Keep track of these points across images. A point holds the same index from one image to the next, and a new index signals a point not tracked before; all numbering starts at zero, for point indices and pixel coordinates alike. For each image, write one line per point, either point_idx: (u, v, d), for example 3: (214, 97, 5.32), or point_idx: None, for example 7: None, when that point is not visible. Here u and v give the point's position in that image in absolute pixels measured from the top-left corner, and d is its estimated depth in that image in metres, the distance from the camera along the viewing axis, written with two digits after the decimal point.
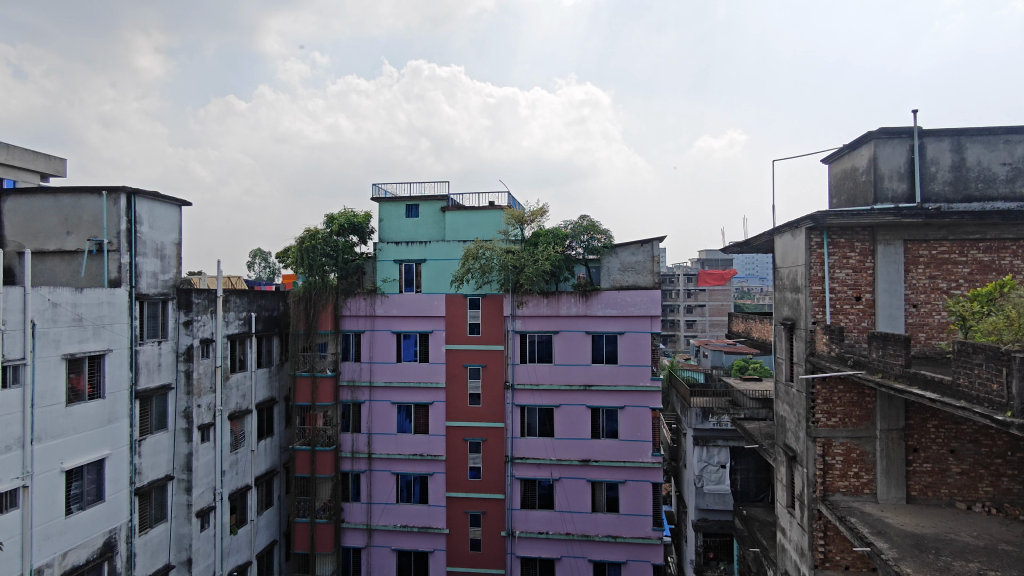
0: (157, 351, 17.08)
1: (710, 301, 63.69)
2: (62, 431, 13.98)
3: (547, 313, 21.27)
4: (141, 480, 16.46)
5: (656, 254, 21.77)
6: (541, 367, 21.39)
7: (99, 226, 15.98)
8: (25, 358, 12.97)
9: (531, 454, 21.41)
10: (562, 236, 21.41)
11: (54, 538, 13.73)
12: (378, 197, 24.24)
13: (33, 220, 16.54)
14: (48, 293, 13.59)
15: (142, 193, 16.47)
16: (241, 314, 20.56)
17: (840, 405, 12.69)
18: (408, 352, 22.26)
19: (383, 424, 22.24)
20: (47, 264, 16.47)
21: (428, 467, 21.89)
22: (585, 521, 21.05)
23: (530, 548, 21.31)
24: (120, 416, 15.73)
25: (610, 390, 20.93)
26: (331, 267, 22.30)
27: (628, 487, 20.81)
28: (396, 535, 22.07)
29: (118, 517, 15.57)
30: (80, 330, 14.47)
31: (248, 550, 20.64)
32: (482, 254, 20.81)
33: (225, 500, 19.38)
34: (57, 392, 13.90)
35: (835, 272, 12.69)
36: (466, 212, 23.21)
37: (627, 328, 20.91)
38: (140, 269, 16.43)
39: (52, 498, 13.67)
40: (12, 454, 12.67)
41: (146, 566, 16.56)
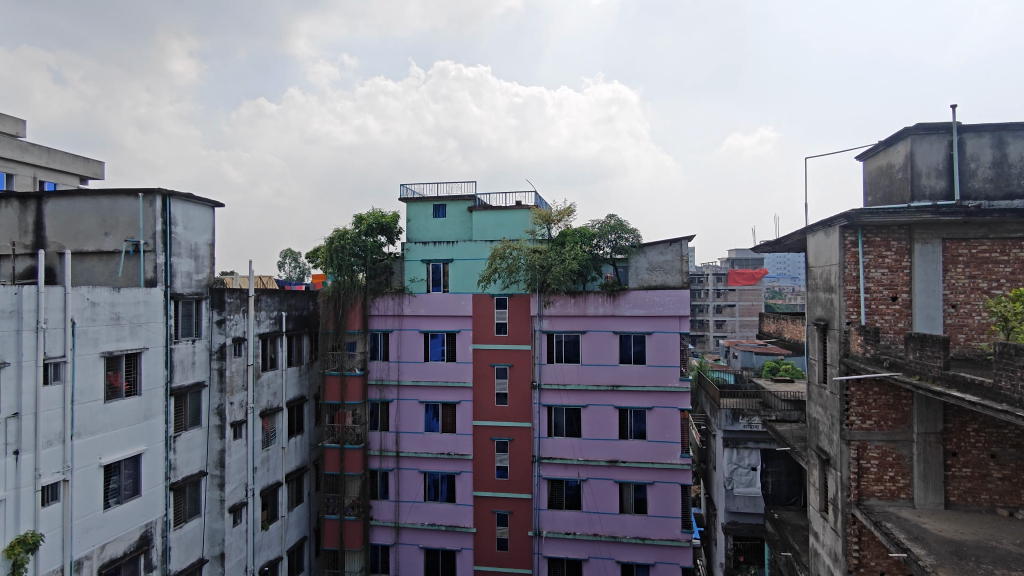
0: (192, 349, 17.43)
1: (740, 301, 62.82)
2: (100, 427, 14.34)
3: (574, 313, 21.20)
4: (176, 476, 16.82)
5: (685, 253, 21.52)
6: (568, 367, 21.32)
7: (136, 227, 16.36)
8: (66, 356, 13.34)
9: (558, 454, 21.37)
10: (589, 235, 21.33)
11: (94, 531, 14.11)
12: (406, 197, 24.43)
13: (73, 221, 17.01)
14: (87, 293, 13.95)
15: (177, 194, 16.82)
16: (272, 313, 20.88)
17: (875, 407, 12.41)
18: (435, 352, 22.37)
19: (411, 423, 22.39)
20: (86, 264, 16.93)
21: (455, 466, 21.99)
22: (612, 522, 20.93)
23: (557, 549, 21.25)
24: (155, 412, 16.09)
25: (638, 391, 20.79)
26: (359, 267, 22.54)
27: (656, 489, 20.64)
28: (424, 534, 22.21)
29: (153, 511, 15.95)
30: (117, 329, 14.85)
31: (280, 546, 20.99)
32: (509, 254, 20.90)
33: (257, 496, 19.71)
34: (96, 388, 14.27)
35: (870, 271, 12.42)
36: (493, 212, 23.24)
37: (655, 328, 20.72)
38: (175, 269, 16.80)
39: (91, 492, 14.05)
40: (53, 449, 13.06)
41: (181, 560, 16.91)
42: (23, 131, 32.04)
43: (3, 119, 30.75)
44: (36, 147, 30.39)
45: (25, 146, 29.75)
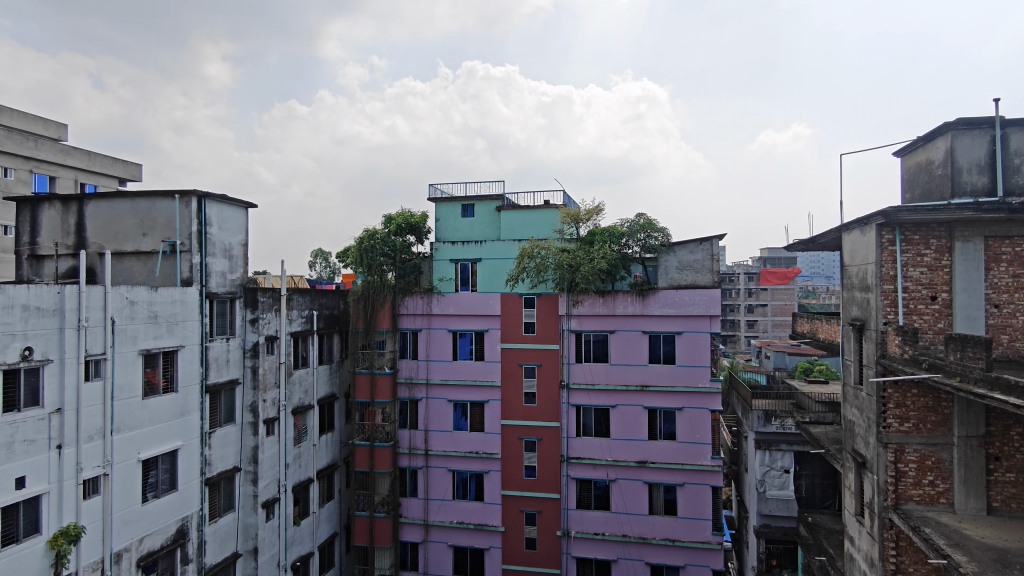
0: (226, 347, 17.78)
1: (772, 301, 61.82)
2: (139, 422, 14.72)
3: (602, 313, 21.09)
4: (211, 471, 17.19)
5: (716, 252, 21.22)
6: (596, 367, 21.21)
7: (173, 228, 16.76)
8: (106, 353, 13.72)
9: (587, 454, 21.28)
10: (618, 234, 21.21)
11: (133, 524, 14.49)
12: (434, 197, 24.58)
13: (112, 223, 17.46)
14: (126, 292, 14.31)
15: (212, 196, 17.16)
16: (303, 312, 21.17)
17: (914, 410, 12.09)
18: (464, 351, 22.44)
19: (440, 422, 22.52)
20: (125, 264, 17.38)
21: (483, 465, 22.06)
22: (642, 523, 20.77)
23: (586, 549, 21.18)
24: (191, 409, 16.45)
25: (668, 391, 20.59)
26: (389, 267, 22.76)
27: (686, 490, 20.43)
28: (453, 532, 22.34)
29: (189, 506, 16.31)
30: (155, 327, 15.23)
31: (311, 542, 21.30)
32: (537, 253, 20.91)
33: (289, 492, 20.04)
34: (135, 385, 14.64)
35: (908, 270, 12.10)
36: (521, 212, 23.23)
37: (685, 328, 20.50)
38: (210, 268, 17.14)
39: (130, 486, 14.43)
40: (94, 444, 13.44)
41: (215, 553, 17.29)
42: (65, 134, 33.13)
43: (46, 124, 31.85)
44: (73, 149, 31.25)
45: (62, 148, 30.55)
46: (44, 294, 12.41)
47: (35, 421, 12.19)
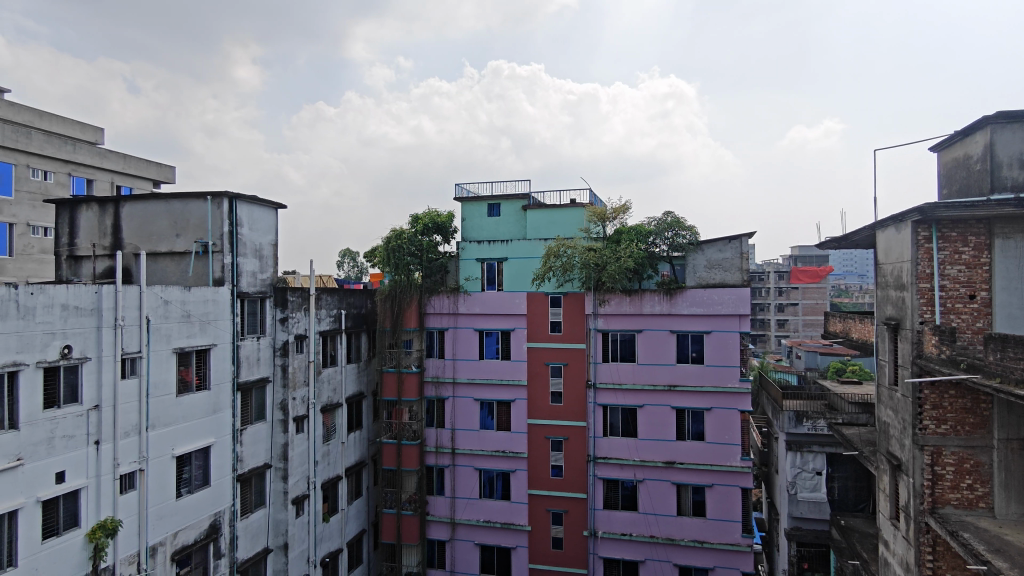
0: (257, 346, 18.08)
1: (803, 300, 60.74)
2: (173, 419, 15.04)
3: (629, 312, 20.95)
4: (243, 467, 17.51)
5: (746, 250, 20.90)
6: (623, 366, 21.08)
7: (205, 229, 17.07)
8: (141, 352, 14.04)
9: (614, 454, 21.16)
10: (645, 233, 21.07)
11: (167, 518, 14.80)
12: (460, 197, 24.65)
13: (147, 224, 17.87)
14: (160, 291, 14.60)
15: (242, 197, 17.43)
16: (332, 311, 21.40)
17: (951, 411, 11.77)
18: (490, 350, 22.46)
19: (466, 420, 22.59)
20: (159, 264, 17.77)
21: (510, 464, 22.08)
22: (670, 524, 20.60)
23: (613, 549, 21.07)
24: (223, 406, 16.75)
25: (696, 391, 20.37)
26: (415, 266, 22.90)
27: (715, 492, 20.20)
28: (479, 530, 22.40)
29: (222, 501, 16.62)
30: (189, 326, 15.55)
31: (340, 538, 21.54)
32: (564, 252, 20.90)
33: (319, 489, 20.29)
34: (169, 383, 14.93)
35: (945, 268, 11.79)
36: (547, 211, 23.17)
37: (713, 327, 20.25)
38: (241, 268, 17.45)
39: (165, 482, 14.75)
40: (130, 439, 13.77)
41: (247, 549, 17.61)
42: (102, 138, 34.02)
43: (84, 128, 32.72)
44: (110, 152, 32.08)
45: (100, 151, 31.37)
46: (82, 294, 12.73)
47: (73, 417, 12.54)
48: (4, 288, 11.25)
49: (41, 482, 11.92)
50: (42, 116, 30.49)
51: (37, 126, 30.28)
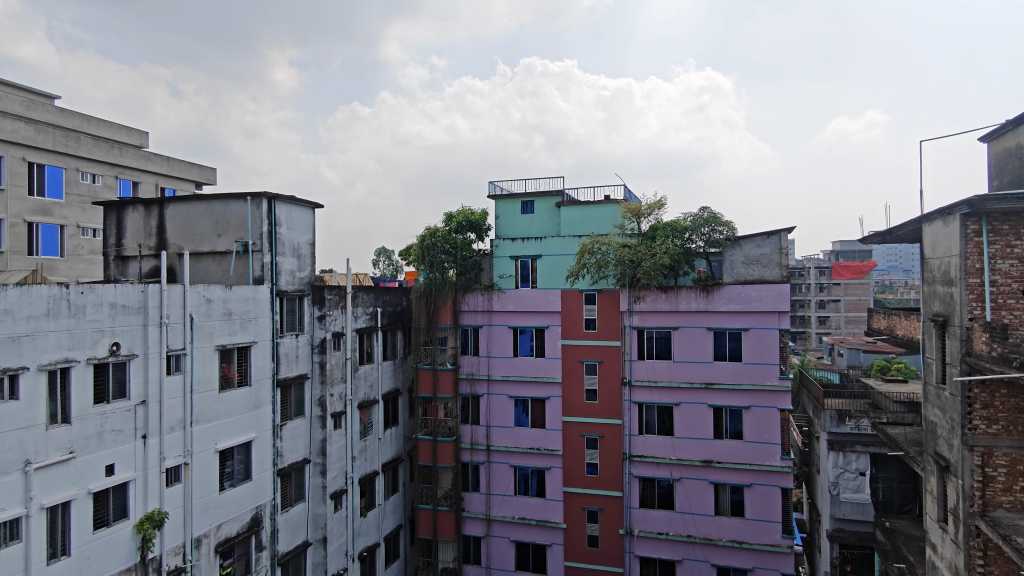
0: (296, 343, 18.43)
1: (845, 296, 59.19)
2: (216, 415, 15.43)
3: (665, 309, 20.77)
4: (283, 462, 17.90)
5: (785, 246, 20.47)
6: (659, 364, 20.86)
7: (245, 229, 17.46)
8: (185, 349, 14.43)
9: (650, 452, 20.95)
10: (681, 228, 20.81)
11: (211, 511, 15.19)
12: (494, 194, 24.67)
13: (190, 224, 18.34)
14: (203, 290, 14.97)
15: (281, 197, 17.76)
16: (368, 309, 21.67)
17: (1003, 411, 11.36)
18: (524, 347, 22.47)
19: (501, 418, 22.65)
20: (201, 264, 18.23)
21: (545, 461, 22.05)
22: (707, 524, 20.34)
23: (650, 549, 20.90)
24: (264, 402, 17.12)
25: (734, 390, 20.05)
26: (450, 264, 23.02)
27: (754, 492, 19.85)
28: (515, 527, 22.45)
29: (263, 495, 17.01)
30: (230, 324, 15.91)
31: (377, 533, 21.83)
32: (598, 249, 20.77)
33: (356, 484, 20.60)
34: (212, 379, 15.31)
35: (996, 262, 11.33)
36: (581, 207, 23.03)
37: (752, 324, 19.87)
38: (280, 267, 17.81)
39: (209, 476, 15.13)
40: (175, 434, 14.18)
41: (288, 542, 18.00)
42: (147, 141, 35.13)
43: (129, 131, 33.81)
44: (154, 155, 32.92)
45: (144, 155, 32.24)
46: (129, 293, 13.14)
47: (122, 412, 12.97)
48: (57, 288, 11.68)
49: (92, 475, 12.36)
50: (90, 120, 31.57)
51: (85, 131, 31.38)
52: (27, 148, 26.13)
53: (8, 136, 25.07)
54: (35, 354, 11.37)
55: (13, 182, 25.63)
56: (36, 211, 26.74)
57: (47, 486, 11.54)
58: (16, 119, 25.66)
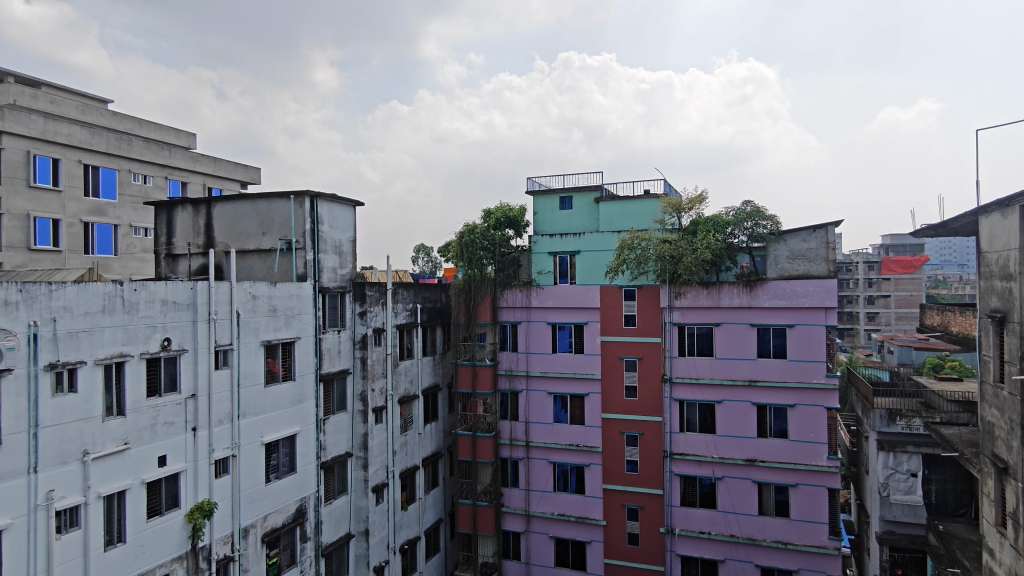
0: (338, 339, 18.75)
1: (895, 292, 57.31)
2: (262, 408, 15.82)
3: (706, 305, 20.42)
4: (326, 455, 18.25)
5: (832, 240, 19.85)
6: (701, 361, 20.54)
7: (289, 227, 17.86)
8: (232, 344, 14.82)
9: (691, 450, 20.66)
10: (722, 223, 20.46)
11: (258, 502, 15.60)
12: (532, 190, 24.63)
13: (236, 223, 18.82)
14: (249, 287, 15.35)
15: (323, 195, 18.04)
16: (408, 305, 21.88)
17: None
18: (563, 343, 22.38)
19: (540, 414, 22.64)
20: (247, 262, 18.70)
21: (584, 458, 21.96)
22: (751, 524, 19.98)
23: (691, 548, 20.65)
24: (307, 397, 17.48)
25: (779, 388, 19.63)
26: (488, 261, 23.15)
27: (799, 492, 19.43)
28: (555, 523, 22.43)
29: (307, 487, 17.38)
30: (275, 320, 16.27)
31: (417, 526, 22.09)
32: (638, 245, 20.53)
33: (397, 478, 20.87)
34: (258, 373, 15.70)
35: None
36: (621, 203, 22.81)
37: (797, 320, 19.39)
38: (323, 264, 18.10)
39: (255, 467, 15.52)
40: (223, 427, 14.60)
41: (331, 533, 18.38)
42: (194, 143, 36.15)
43: (179, 134, 34.90)
44: (201, 156, 33.81)
45: (192, 155, 33.12)
46: (179, 289, 13.57)
47: (173, 405, 13.41)
48: (112, 285, 12.13)
49: (146, 465, 12.81)
50: (141, 123, 32.65)
51: (137, 133, 32.47)
52: (82, 151, 27.16)
53: (64, 140, 26.13)
54: (92, 348, 11.83)
55: (69, 184, 26.74)
56: (92, 212, 27.81)
57: (104, 476, 12.00)
58: (72, 123, 26.73)
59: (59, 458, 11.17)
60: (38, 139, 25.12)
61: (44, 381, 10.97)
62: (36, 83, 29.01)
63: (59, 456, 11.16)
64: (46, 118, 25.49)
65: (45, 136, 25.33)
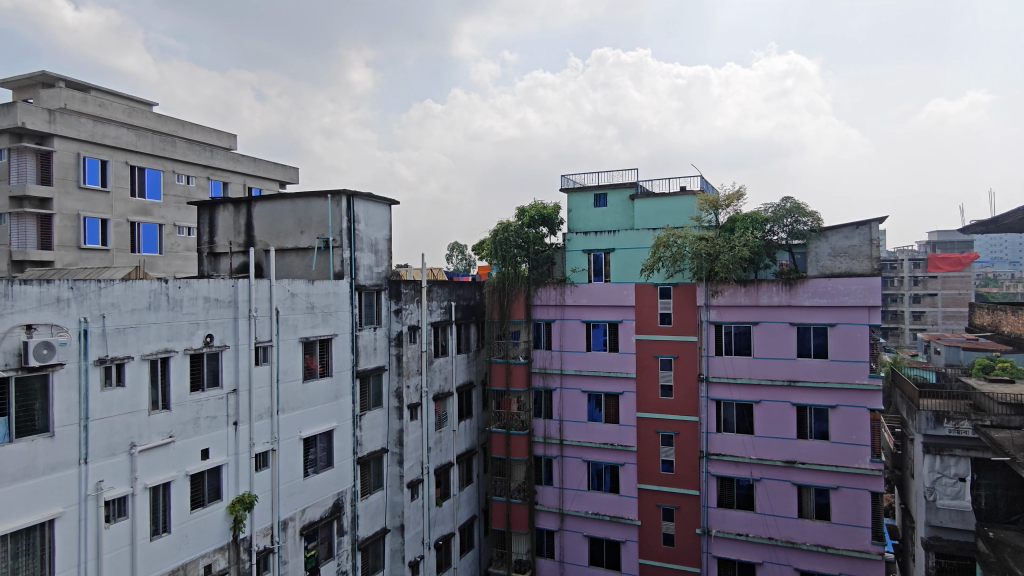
0: (374, 336, 18.99)
1: (942, 291, 55.48)
2: (301, 403, 16.12)
3: (744, 303, 20.07)
4: (363, 451, 18.52)
5: (876, 237, 19.24)
6: (738, 360, 20.21)
7: (326, 225, 18.14)
8: (272, 340, 15.13)
9: (729, 451, 20.35)
10: (761, 220, 20.24)
11: (297, 495, 15.91)
12: (567, 187, 24.53)
13: (275, 222, 19.18)
14: (288, 285, 15.65)
15: (359, 194, 18.25)
16: (443, 303, 22.01)
17: None
18: (597, 342, 22.24)
19: (574, 412, 22.57)
20: (286, 260, 19.05)
21: (619, 457, 21.81)
22: (790, 527, 19.60)
23: (728, 550, 20.35)
24: (344, 393, 17.75)
25: (819, 388, 19.20)
26: (522, 258, 23.25)
27: (841, 495, 18.99)
28: (589, 522, 22.35)
29: (344, 482, 17.66)
30: (313, 317, 16.55)
31: (452, 522, 22.24)
32: (674, 242, 20.31)
33: (432, 474, 21.06)
34: (297, 369, 15.99)
35: None
36: (656, 200, 22.67)
37: (840, 319, 18.94)
38: (359, 263, 18.33)
39: (294, 461, 15.84)
40: (264, 422, 14.92)
41: (368, 528, 18.65)
42: (235, 143, 36.99)
43: (220, 134, 35.74)
44: (241, 156, 34.56)
45: (232, 155, 33.87)
46: (221, 287, 13.91)
47: (215, 400, 13.76)
48: (157, 283, 12.49)
49: (189, 458, 13.17)
50: (184, 125, 33.55)
51: (181, 135, 33.38)
52: (129, 153, 28.04)
53: (112, 142, 27.01)
54: (139, 344, 12.20)
55: (117, 185, 27.63)
56: (138, 211, 28.66)
57: (150, 468, 12.38)
58: (118, 125, 27.63)
59: (108, 450, 11.56)
60: (87, 141, 26.02)
61: (94, 376, 11.35)
62: (85, 87, 30.05)
63: (108, 448, 11.55)
64: (94, 121, 26.39)
65: (93, 138, 26.21)
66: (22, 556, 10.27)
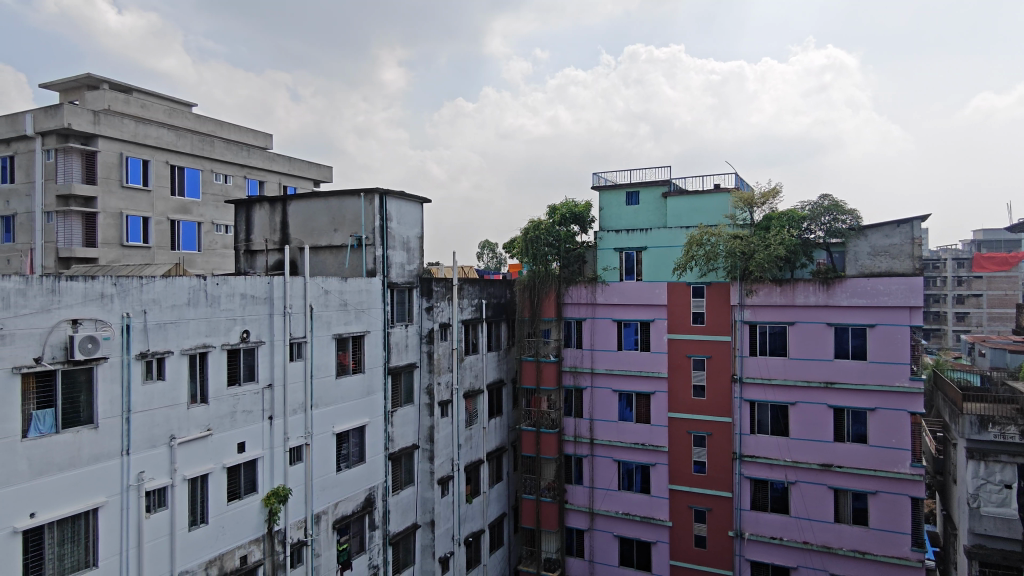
0: (405, 333, 19.14)
1: (988, 291, 53.68)
2: (334, 399, 16.34)
3: (779, 303, 19.69)
4: (394, 446, 18.69)
5: (918, 236, 18.76)
6: (773, 360, 19.86)
7: (359, 224, 18.37)
8: (306, 337, 15.35)
9: (763, 453, 20.01)
10: (798, 218, 19.78)
11: (330, 489, 16.15)
12: (598, 186, 24.36)
13: (309, 220, 19.47)
14: (322, 282, 15.86)
15: (392, 193, 18.42)
16: (474, 301, 22.09)
17: None
18: (629, 341, 22.09)
19: (605, 411, 22.45)
20: (320, 258, 19.32)
21: (650, 457, 21.63)
22: (826, 531, 19.21)
23: (762, 553, 20.03)
24: (376, 389, 17.94)
25: (857, 390, 18.76)
26: (553, 257, 23.14)
27: (879, 500, 18.55)
28: (620, 522, 22.21)
29: (376, 477, 17.86)
30: (346, 313, 16.75)
31: (482, 519, 22.34)
32: (707, 240, 20.04)
33: (462, 471, 21.18)
34: (330, 365, 16.21)
35: None
36: (689, 198, 22.42)
37: (879, 320, 18.48)
38: (391, 260, 18.49)
39: (327, 456, 16.07)
40: (298, 416, 15.18)
41: (399, 523, 18.84)
42: (271, 143, 37.62)
43: (256, 134, 36.36)
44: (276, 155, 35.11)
45: (268, 155, 34.44)
46: (257, 284, 14.15)
47: (251, 394, 14.04)
48: (196, 279, 12.78)
49: (226, 451, 13.46)
50: (222, 125, 34.23)
51: (219, 134, 34.08)
52: (169, 153, 28.78)
53: (153, 142, 27.77)
54: (179, 339, 12.51)
55: (158, 184, 28.37)
56: (178, 210, 29.39)
57: (189, 460, 12.68)
58: (159, 126, 28.37)
59: (149, 441, 11.88)
60: (130, 142, 26.79)
61: (135, 369, 11.67)
62: (128, 89, 30.93)
63: (149, 440, 11.88)
64: (136, 122, 27.17)
65: (135, 139, 26.96)
66: (68, 543, 10.66)
